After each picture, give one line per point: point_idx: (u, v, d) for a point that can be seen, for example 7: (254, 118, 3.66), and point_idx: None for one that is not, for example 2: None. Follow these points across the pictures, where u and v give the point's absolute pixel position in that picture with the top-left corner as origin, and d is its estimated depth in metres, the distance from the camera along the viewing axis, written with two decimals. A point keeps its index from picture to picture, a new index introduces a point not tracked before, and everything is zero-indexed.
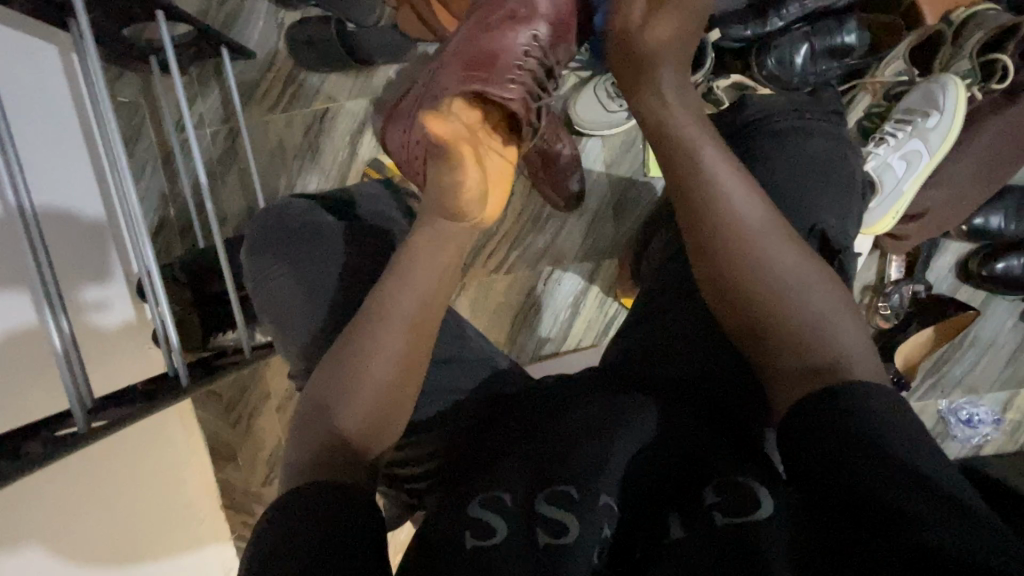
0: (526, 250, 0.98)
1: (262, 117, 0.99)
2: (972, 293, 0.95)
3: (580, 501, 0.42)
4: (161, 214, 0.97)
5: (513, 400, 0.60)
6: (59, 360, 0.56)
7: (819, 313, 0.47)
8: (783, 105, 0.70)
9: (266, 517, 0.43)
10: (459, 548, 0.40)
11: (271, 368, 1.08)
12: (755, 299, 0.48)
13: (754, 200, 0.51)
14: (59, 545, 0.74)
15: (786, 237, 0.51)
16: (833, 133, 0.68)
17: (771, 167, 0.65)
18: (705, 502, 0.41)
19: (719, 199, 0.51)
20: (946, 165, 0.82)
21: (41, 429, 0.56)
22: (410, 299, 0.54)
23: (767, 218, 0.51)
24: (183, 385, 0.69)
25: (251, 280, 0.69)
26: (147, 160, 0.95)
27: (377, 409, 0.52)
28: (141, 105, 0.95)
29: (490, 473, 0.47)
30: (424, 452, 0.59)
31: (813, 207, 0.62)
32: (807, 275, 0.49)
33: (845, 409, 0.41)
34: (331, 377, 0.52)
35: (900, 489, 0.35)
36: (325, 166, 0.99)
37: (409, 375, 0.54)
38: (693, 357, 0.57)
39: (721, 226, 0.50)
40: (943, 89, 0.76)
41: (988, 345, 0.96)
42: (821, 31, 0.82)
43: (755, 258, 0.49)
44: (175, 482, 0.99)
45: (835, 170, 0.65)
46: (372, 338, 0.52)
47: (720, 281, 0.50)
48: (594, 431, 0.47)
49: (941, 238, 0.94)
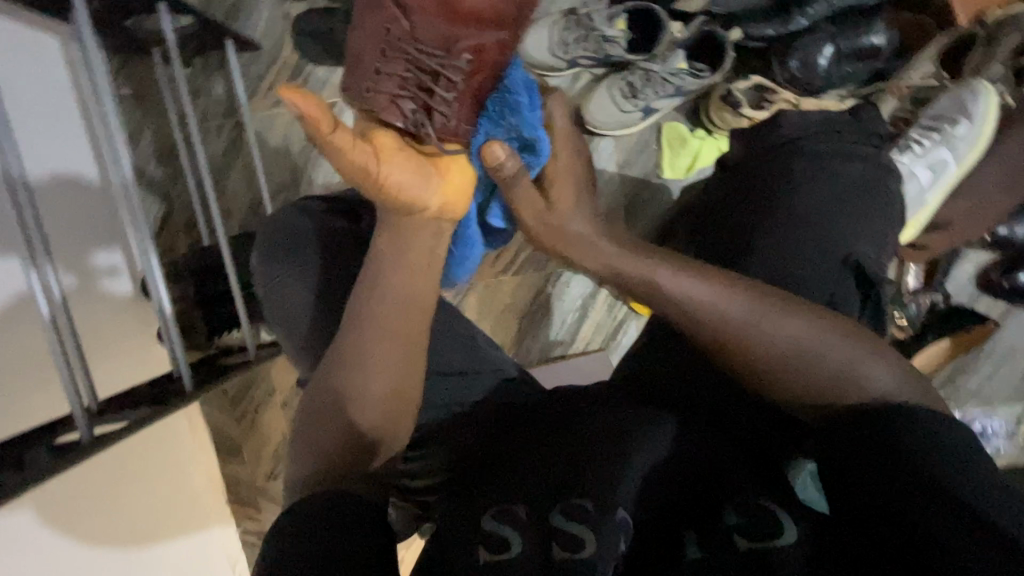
0: (535, 252, 0.96)
1: (267, 110, 0.97)
2: (991, 304, 0.93)
3: (597, 514, 0.40)
4: (165, 208, 0.95)
5: (527, 408, 0.58)
6: (59, 367, 0.54)
7: (836, 365, 0.44)
8: (819, 122, 0.70)
9: (275, 525, 0.42)
10: (474, 564, 0.39)
11: (278, 364, 1.08)
12: (765, 378, 0.46)
13: (724, 286, 0.47)
14: None
15: (770, 305, 0.47)
16: (870, 156, 0.68)
17: (807, 194, 0.64)
18: (726, 524, 0.40)
19: (691, 308, 0.47)
20: (973, 174, 0.79)
21: (42, 437, 0.55)
22: (394, 301, 0.49)
23: (743, 298, 0.47)
24: (188, 388, 0.68)
25: (257, 284, 0.68)
26: (151, 154, 0.94)
27: (382, 418, 0.49)
28: (145, 97, 0.93)
29: (505, 483, 0.46)
30: (430, 465, 0.57)
31: (845, 234, 0.60)
32: (806, 334, 0.45)
33: (880, 433, 0.40)
34: (330, 386, 0.50)
35: (937, 520, 0.35)
36: (331, 162, 0.97)
37: (407, 390, 0.50)
38: (709, 380, 0.55)
39: (700, 327, 0.47)
40: (975, 98, 0.74)
41: (1006, 358, 0.94)
42: (847, 32, 0.80)
43: (749, 351, 0.46)
44: (181, 477, 0.99)
45: (870, 194, 0.64)
46: (359, 351, 0.49)
47: (723, 368, 0.48)
48: (613, 446, 0.46)
49: (963, 247, 0.91)
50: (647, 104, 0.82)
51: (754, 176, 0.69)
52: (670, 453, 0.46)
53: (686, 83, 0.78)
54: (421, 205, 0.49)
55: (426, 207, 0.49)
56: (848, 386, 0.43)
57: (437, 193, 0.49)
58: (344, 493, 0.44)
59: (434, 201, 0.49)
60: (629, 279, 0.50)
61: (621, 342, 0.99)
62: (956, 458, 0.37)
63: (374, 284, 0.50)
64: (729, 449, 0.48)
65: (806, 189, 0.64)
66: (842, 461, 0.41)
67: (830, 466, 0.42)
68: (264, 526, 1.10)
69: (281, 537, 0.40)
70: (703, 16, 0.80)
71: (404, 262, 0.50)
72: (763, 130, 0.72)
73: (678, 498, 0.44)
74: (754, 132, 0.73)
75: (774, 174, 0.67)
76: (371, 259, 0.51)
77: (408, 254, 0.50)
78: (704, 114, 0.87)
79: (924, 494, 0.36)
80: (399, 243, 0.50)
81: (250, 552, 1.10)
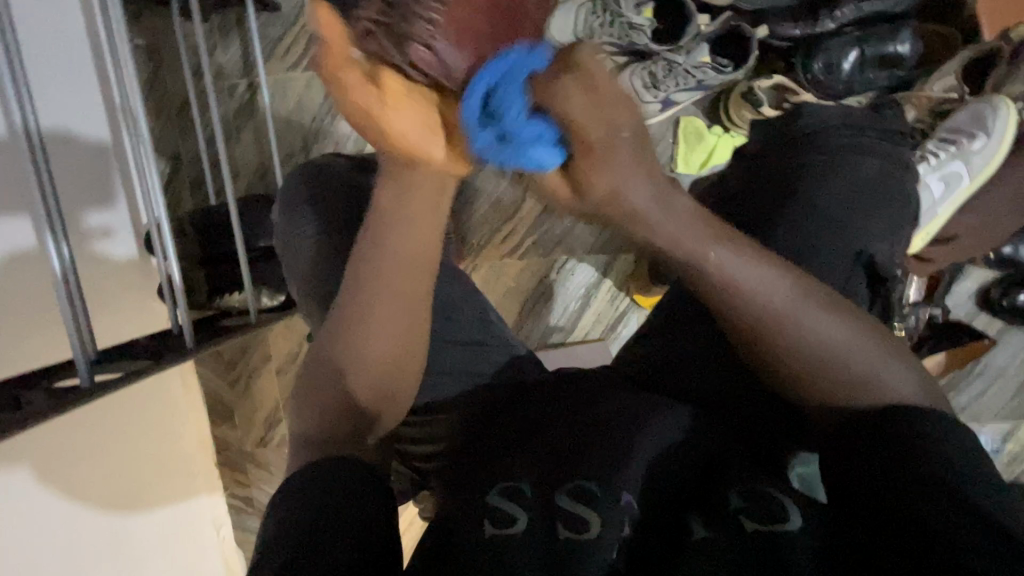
0: (542, 237, 0.96)
1: (283, 74, 0.95)
2: (989, 322, 0.94)
3: (603, 497, 0.41)
4: (173, 166, 0.95)
5: (535, 386, 0.58)
6: (64, 306, 0.54)
7: (864, 366, 0.44)
8: (842, 117, 0.67)
9: (279, 494, 0.42)
10: (480, 534, 0.40)
11: (275, 331, 1.07)
12: (793, 371, 0.45)
13: (776, 278, 0.44)
14: (61, 491, 0.75)
15: (821, 301, 0.45)
16: (896, 156, 0.64)
17: (829, 187, 0.61)
18: (730, 505, 0.41)
19: (738, 294, 0.44)
20: (988, 189, 0.78)
21: (39, 381, 0.55)
22: (394, 254, 0.45)
23: (794, 288, 0.44)
24: (188, 344, 0.68)
25: (281, 239, 0.69)
26: (163, 109, 0.93)
27: (379, 378, 0.49)
28: (159, 50, 0.91)
29: (510, 460, 0.46)
30: (438, 432, 0.57)
31: (866, 230, 0.58)
32: (847, 331, 0.44)
33: (883, 427, 0.41)
34: (332, 338, 0.49)
35: (939, 507, 0.36)
36: (343, 131, 0.96)
37: (408, 355, 0.50)
38: (722, 368, 0.55)
39: (746, 317, 0.44)
40: (994, 111, 0.74)
41: (998, 375, 0.95)
42: (872, 38, 0.80)
43: (791, 341, 0.44)
44: (172, 435, 0.99)
45: (896, 190, 0.61)
46: (358, 305, 0.47)
47: (754, 354, 0.46)
48: (620, 426, 0.46)
49: (967, 263, 0.92)
50: (667, 95, 0.81)
51: (776, 164, 0.66)
52: (678, 437, 0.46)
53: (705, 77, 0.80)
54: (424, 155, 0.38)
55: (434, 159, 0.39)
56: (869, 385, 0.43)
57: (444, 146, 0.38)
58: (345, 458, 0.44)
59: (443, 153, 0.38)
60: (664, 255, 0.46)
61: (620, 333, 0.99)
62: (965, 461, 0.38)
63: (374, 239, 0.45)
64: (730, 439, 0.49)
65: (829, 183, 0.62)
66: (852, 450, 0.41)
67: (837, 459, 0.42)
68: (251, 489, 1.11)
69: (280, 509, 0.40)
70: (729, 13, 0.80)
71: (407, 222, 0.44)
72: (780, 125, 0.69)
73: (679, 483, 0.44)
74: (771, 125, 0.71)
75: (791, 167, 0.65)
76: (372, 214, 0.45)
77: (412, 211, 0.43)
78: (724, 111, 0.86)
79: (929, 487, 0.37)
80: (400, 197, 0.43)
81: (235, 515, 1.11)
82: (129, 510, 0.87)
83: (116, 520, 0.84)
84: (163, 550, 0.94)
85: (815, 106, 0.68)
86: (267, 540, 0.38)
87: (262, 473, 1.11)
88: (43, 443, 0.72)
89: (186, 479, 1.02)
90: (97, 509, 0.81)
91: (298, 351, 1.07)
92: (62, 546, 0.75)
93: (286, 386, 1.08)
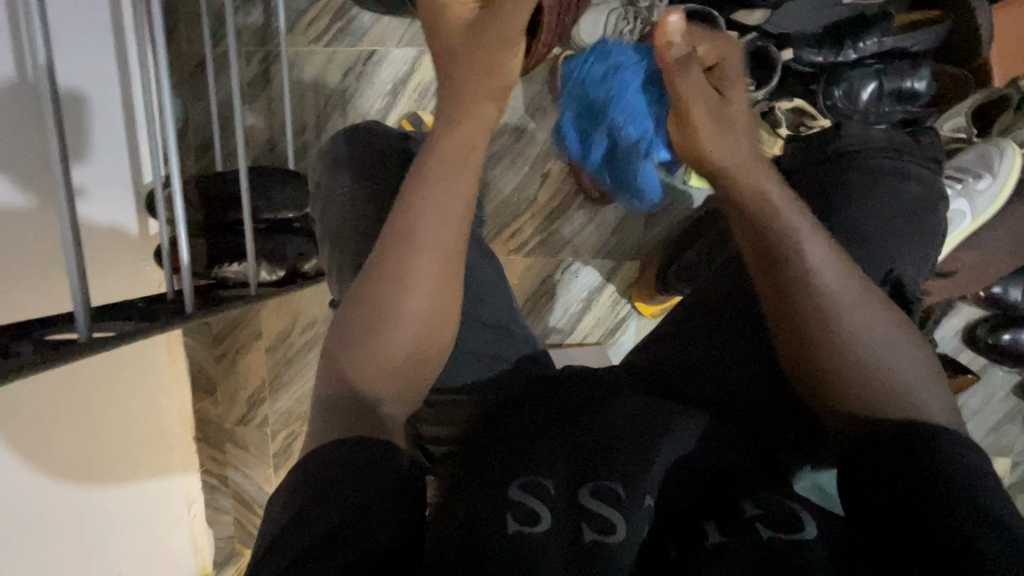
0: (550, 238, 0.97)
1: (303, 48, 0.94)
2: (972, 359, 0.97)
3: (628, 500, 0.41)
4: (179, 127, 0.92)
5: (556, 378, 0.58)
6: (68, 255, 0.52)
7: (907, 378, 0.45)
8: (878, 142, 0.69)
9: (291, 477, 0.41)
10: (503, 529, 0.39)
11: (268, 309, 1.04)
12: (840, 364, 0.46)
13: (839, 267, 0.48)
14: (37, 454, 0.72)
15: (874, 302, 0.48)
16: (923, 178, 0.67)
17: (857, 207, 0.64)
18: (746, 514, 0.42)
19: (805, 258, 0.48)
20: (988, 230, 0.81)
21: (29, 332, 0.52)
22: (440, 213, 0.49)
23: (852, 280, 0.48)
24: (187, 310, 0.66)
25: (321, 203, 0.69)
26: (175, 69, 0.91)
27: (415, 341, 0.49)
28: (176, 9, 0.89)
29: (529, 454, 0.46)
30: (457, 415, 0.57)
31: (892, 254, 0.61)
32: (885, 336, 0.46)
33: (907, 439, 0.41)
34: (360, 304, 0.49)
35: (966, 517, 0.36)
36: (359, 112, 0.95)
37: (442, 318, 0.51)
38: (742, 377, 0.55)
39: (803, 295, 0.48)
40: (1000, 153, 0.77)
41: (977, 412, 0.99)
42: (891, 72, 0.82)
43: (837, 324, 0.46)
44: (151, 405, 0.96)
45: (917, 214, 0.64)
46: (408, 267, 0.48)
47: (797, 336, 0.48)
48: (645, 428, 0.47)
49: (957, 300, 0.95)
50: None
51: (807, 181, 0.68)
52: (694, 450, 0.48)
53: None
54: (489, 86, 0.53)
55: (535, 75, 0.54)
56: (907, 398, 0.44)
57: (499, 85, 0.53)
58: (365, 440, 0.43)
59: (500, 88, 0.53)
60: (749, 210, 0.52)
61: (619, 340, 1.00)
62: (973, 472, 0.39)
63: (421, 207, 0.49)
64: (737, 448, 0.50)
65: (858, 203, 0.64)
66: (862, 462, 0.42)
67: (856, 464, 0.43)
68: (227, 467, 1.09)
69: (297, 492, 0.40)
70: (755, 34, 0.81)
71: (454, 165, 0.50)
72: (816, 143, 0.71)
73: (694, 496, 0.45)
74: (804, 141, 0.71)
75: (819, 184, 0.67)
76: (423, 168, 0.50)
77: (459, 180, 0.50)
78: None
79: (935, 496, 0.38)
80: (461, 138, 0.51)
81: (208, 493, 1.09)
82: (100, 483, 0.84)
83: (89, 488, 0.81)
84: (134, 522, 0.91)
85: (854, 128, 0.70)
86: (286, 525, 0.38)
87: (241, 452, 1.09)
88: (29, 401, 0.70)
89: (163, 453, 0.99)
90: (69, 478, 0.77)
91: (289, 330, 1.04)
92: (35, 514, 0.72)
93: (275, 364, 1.06)
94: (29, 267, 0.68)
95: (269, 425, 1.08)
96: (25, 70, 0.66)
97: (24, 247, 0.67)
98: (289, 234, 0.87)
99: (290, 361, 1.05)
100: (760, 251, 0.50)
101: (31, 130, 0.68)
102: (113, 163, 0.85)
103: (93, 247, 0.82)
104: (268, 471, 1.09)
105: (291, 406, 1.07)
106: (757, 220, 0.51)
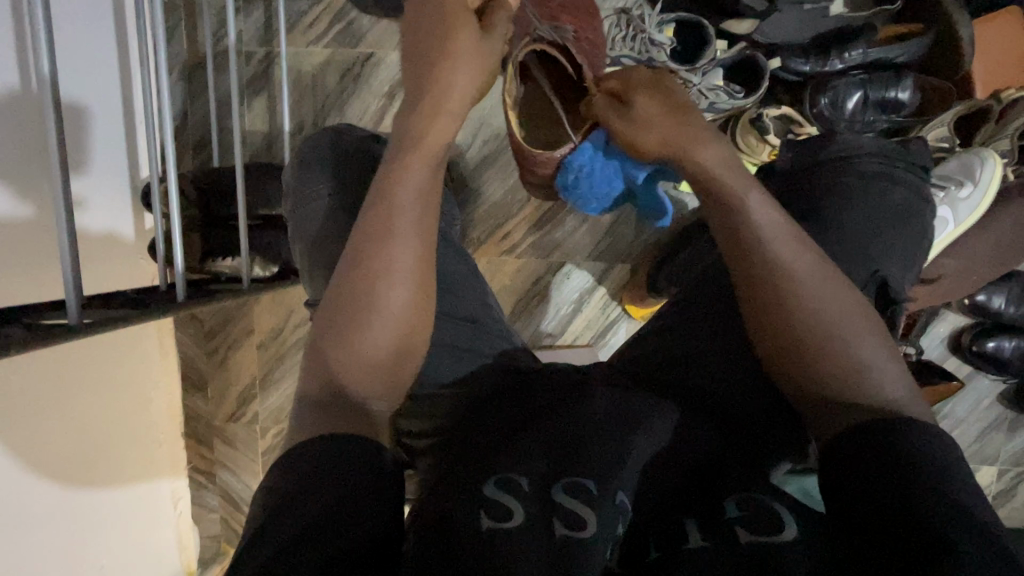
0: (542, 238, 0.98)
1: (302, 50, 0.96)
2: (958, 366, 0.98)
3: (599, 495, 0.42)
4: (176, 125, 0.94)
5: (535, 374, 0.58)
6: (61, 240, 0.53)
7: (863, 357, 0.47)
8: (871, 148, 0.70)
9: (272, 471, 0.42)
10: (474, 527, 0.40)
11: (260, 306, 1.04)
12: (802, 341, 0.48)
13: (800, 248, 0.50)
14: (23, 447, 0.71)
15: (834, 282, 0.50)
16: (913, 184, 0.69)
17: (842, 211, 0.65)
18: (727, 515, 0.43)
19: (761, 236, 0.51)
20: (971, 237, 0.83)
21: (21, 316, 0.53)
22: (417, 198, 0.51)
23: (812, 260, 0.50)
24: (179, 299, 0.66)
25: (301, 192, 0.69)
26: (176, 67, 0.92)
27: (396, 329, 0.50)
28: (179, 9, 0.91)
29: (511, 448, 0.46)
30: (439, 410, 0.57)
31: (874, 251, 0.63)
32: (857, 328, 0.48)
33: (888, 441, 0.42)
34: (343, 297, 0.50)
35: (941, 516, 0.37)
36: (357, 113, 0.97)
37: (422, 313, 0.52)
38: (722, 374, 0.56)
39: (764, 273, 0.50)
40: (982, 163, 0.79)
41: (961, 419, 1.00)
42: (876, 81, 0.84)
43: (797, 300, 0.49)
44: (139, 399, 0.96)
45: (909, 222, 0.66)
46: (386, 261, 0.50)
47: (757, 315, 0.50)
48: (621, 422, 0.49)
49: (942, 307, 0.97)
50: None
51: (796, 186, 0.69)
52: (667, 444, 0.49)
53: (720, 100, 0.82)
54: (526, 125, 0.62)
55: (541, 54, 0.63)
56: (863, 377, 0.46)
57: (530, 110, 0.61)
58: (345, 438, 0.44)
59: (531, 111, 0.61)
60: (724, 196, 0.53)
61: (608, 342, 1.01)
62: (946, 471, 0.40)
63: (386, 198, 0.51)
64: (716, 442, 0.51)
65: (846, 207, 0.65)
66: (837, 459, 0.43)
67: (833, 464, 0.43)
68: (215, 465, 1.09)
69: (280, 484, 0.40)
70: (744, 44, 0.85)
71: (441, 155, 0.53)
72: (811, 145, 0.71)
73: (671, 493, 0.47)
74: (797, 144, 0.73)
75: (810, 187, 0.68)
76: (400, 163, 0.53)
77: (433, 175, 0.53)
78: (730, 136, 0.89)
79: (902, 496, 0.39)
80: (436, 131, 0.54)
81: (195, 490, 1.09)
82: (86, 477, 0.83)
83: (75, 481, 0.81)
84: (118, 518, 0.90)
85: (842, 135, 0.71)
86: (265, 516, 0.39)
87: (229, 449, 1.09)
88: (19, 390, 0.70)
89: (150, 449, 0.99)
90: (54, 473, 0.77)
91: (281, 327, 1.05)
92: (21, 508, 0.71)
93: (266, 361, 1.06)
94: (24, 257, 0.69)
95: (259, 423, 1.08)
96: (24, 58, 0.67)
97: (19, 236, 0.68)
98: (283, 230, 0.88)
99: (282, 358, 1.06)
100: (726, 228, 0.53)
101: (29, 120, 0.68)
102: (111, 158, 0.86)
103: (86, 240, 0.82)
104: (257, 470, 1.09)
105: (281, 404, 1.07)
106: (733, 209, 0.53)
